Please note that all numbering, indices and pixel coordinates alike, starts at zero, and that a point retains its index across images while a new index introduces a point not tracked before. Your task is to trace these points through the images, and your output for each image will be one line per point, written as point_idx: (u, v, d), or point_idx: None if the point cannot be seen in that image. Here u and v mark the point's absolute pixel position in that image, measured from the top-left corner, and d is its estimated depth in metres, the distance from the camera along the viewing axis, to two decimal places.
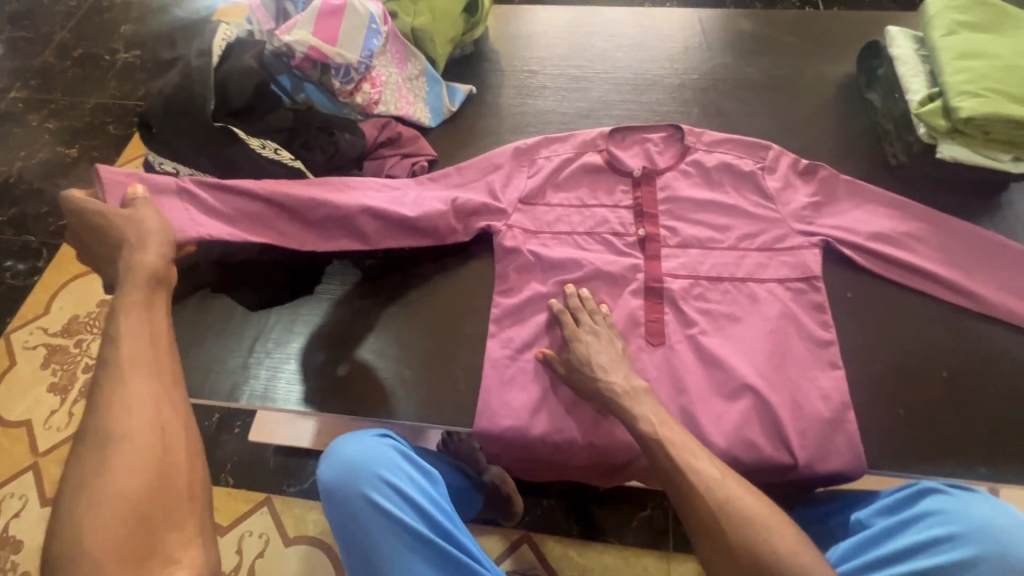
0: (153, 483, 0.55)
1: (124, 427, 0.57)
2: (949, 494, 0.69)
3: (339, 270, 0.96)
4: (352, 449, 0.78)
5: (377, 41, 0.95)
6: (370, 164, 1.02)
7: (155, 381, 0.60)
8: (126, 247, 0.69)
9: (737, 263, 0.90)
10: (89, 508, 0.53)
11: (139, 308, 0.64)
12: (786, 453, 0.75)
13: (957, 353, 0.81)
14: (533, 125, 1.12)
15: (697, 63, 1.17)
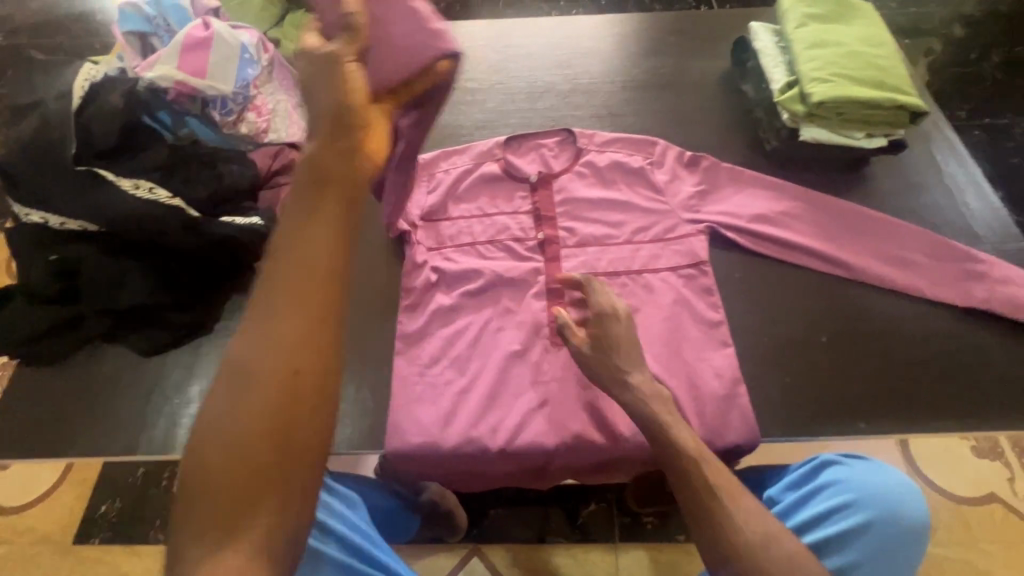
0: (260, 437, 0.48)
1: (252, 364, 0.49)
2: (845, 465, 0.77)
3: (239, 306, 0.93)
4: None
5: (252, 71, 0.97)
6: (264, 194, 1.00)
7: (288, 316, 0.50)
8: (317, 124, 0.57)
9: (632, 256, 0.93)
10: (199, 452, 0.48)
11: (309, 215, 0.53)
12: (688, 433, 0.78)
13: (834, 318, 0.87)
14: (433, 140, 1.13)
15: (587, 67, 1.22)
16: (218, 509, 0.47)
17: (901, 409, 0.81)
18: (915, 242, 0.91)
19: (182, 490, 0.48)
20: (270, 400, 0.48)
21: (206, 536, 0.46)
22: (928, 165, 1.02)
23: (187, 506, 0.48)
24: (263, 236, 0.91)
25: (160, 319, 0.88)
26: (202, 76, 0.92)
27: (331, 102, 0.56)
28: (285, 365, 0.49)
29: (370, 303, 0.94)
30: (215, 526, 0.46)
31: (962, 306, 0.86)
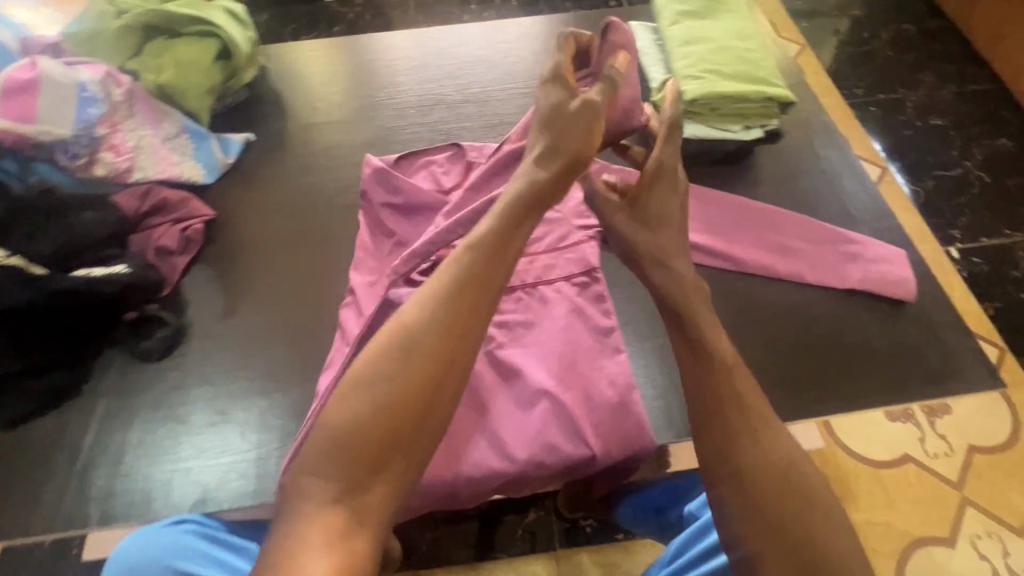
0: (408, 416, 0.61)
1: (416, 360, 0.62)
2: None
3: (110, 363, 0.86)
4: (140, 547, 0.75)
5: (92, 109, 0.91)
6: (137, 237, 0.93)
7: (463, 326, 0.64)
8: (582, 123, 0.74)
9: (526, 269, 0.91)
10: (358, 395, 0.61)
11: (526, 213, 0.71)
12: (585, 446, 0.77)
13: (724, 312, 0.88)
14: (323, 164, 1.09)
15: (479, 75, 1.20)
16: (359, 460, 0.59)
17: (791, 397, 0.82)
18: (793, 230, 0.93)
19: (331, 419, 0.61)
20: (417, 393, 0.61)
21: (331, 478, 0.59)
22: (809, 153, 1.05)
23: (337, 441, 0.60)
24: (129, 284, 0.84)
25: (15, 386, 0.81)
26: (31, 120, 0.86)
27: (583, 124, 0.74)
28: (439, 361, 0.62)
29: (257, 344, 0.89)
30: (354, 472, 0.59)
31: (840, 287, 0.89)
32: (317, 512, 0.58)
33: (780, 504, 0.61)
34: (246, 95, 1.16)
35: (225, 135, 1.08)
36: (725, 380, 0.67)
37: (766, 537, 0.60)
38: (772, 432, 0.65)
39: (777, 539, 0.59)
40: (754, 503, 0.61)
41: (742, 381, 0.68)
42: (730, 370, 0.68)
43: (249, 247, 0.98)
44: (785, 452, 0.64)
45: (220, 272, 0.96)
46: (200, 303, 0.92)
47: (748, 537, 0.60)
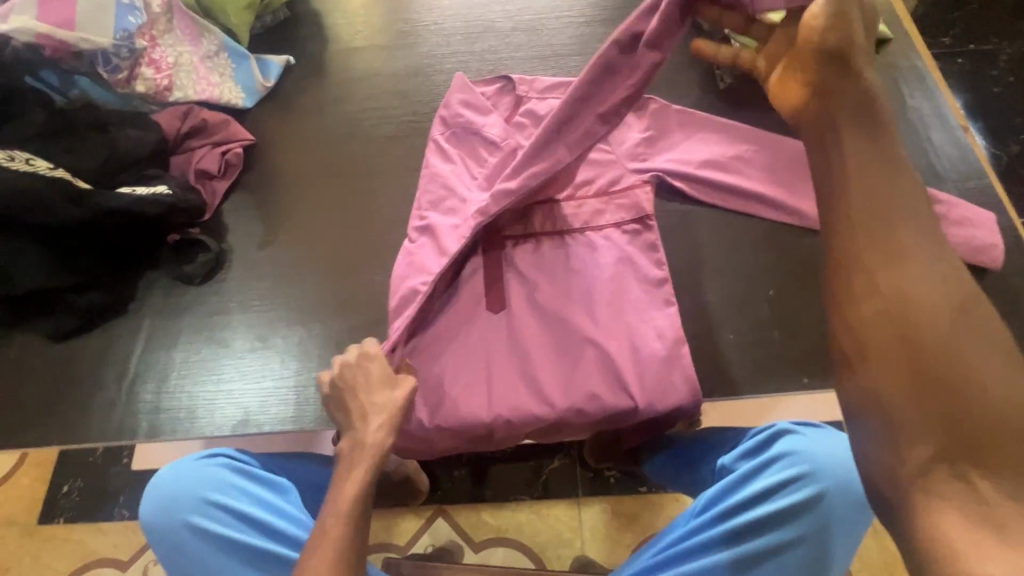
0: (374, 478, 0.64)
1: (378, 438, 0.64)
2: (801, 435, 0.75)
3: (153, 284, 0.86)
4: (171, 481, 0.78)
5: (132, 19, 0.87)
6: (177, 159, 0.92)
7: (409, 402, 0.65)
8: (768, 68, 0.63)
9: (579, 211, 0.86)
10: None
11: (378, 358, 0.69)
12: (626, 398, 0.75)
13: (783, 269, 0.83)
14: (363, 93, 1.04)
15: (531, 1, 1.10)
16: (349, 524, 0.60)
17: None
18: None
19: None
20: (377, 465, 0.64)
21: None
22: (894, 100, 0.94)
23: None
24: (172, 205, 0.83)
25: (64, 300, 0.81)
26: (71, 28, 0.83)
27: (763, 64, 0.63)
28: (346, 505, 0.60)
29: (296, 276, 0.88)
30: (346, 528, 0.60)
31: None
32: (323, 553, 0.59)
33: (930, 355, 0.48)
34: (287, 15, 1.10)
35: (264, 56, 1.03)
36: (867, 203, 0.51)
37: (909, 395, 0.48)
38: (923, 270, 0.50)
39: (922, 394, 0.47)
40: (895, 356, 0.49)
41: (886, 201, 0.51)
42: (876, 186, 0.52)
43: (288, 176, 0.96)
44: (940, 295, 0.49)
45: (260, 199, 0.94)
46: (242, 231, 0.91)
47: (885, 398, 0.48)
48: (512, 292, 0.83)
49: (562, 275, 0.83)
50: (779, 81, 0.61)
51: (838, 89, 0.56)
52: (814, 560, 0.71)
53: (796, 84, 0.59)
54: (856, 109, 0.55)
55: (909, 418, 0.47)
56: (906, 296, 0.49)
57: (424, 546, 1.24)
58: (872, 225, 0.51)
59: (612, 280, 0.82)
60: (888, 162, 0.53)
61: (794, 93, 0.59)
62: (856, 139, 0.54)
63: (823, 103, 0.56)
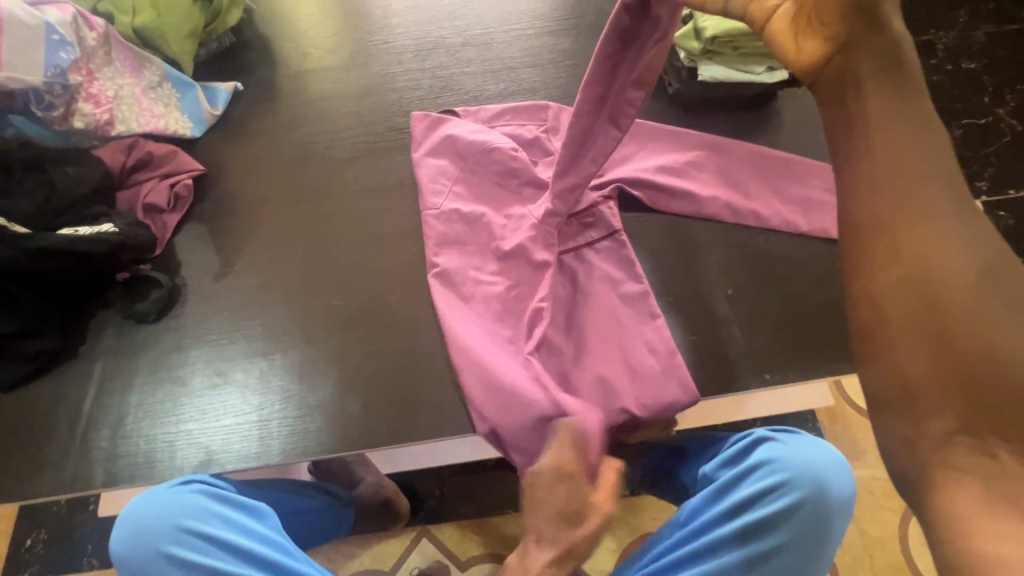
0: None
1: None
2: (780, 442, 0.75)
3: (104, 326, 0.83)
4: (147, 506, 0.74)
5: (64, 54, 0.83)
6: (123, 194, 0.89)
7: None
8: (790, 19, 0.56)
9: (552, 232, 0.84)
10: None
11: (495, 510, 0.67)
12: (625, 415, 0.76)
13: (740, 270, 0.84)
14: (318, 115, 1.03)
15: (479, 15, 1.11)
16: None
17: (811, 355, 0.79)
18: (817, 182, 0.88)
19: None
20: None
21: None
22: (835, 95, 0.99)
23: None
24: (119, 242, 0.80)
25: (7, 349, 0.77)
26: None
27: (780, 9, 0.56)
28: None
29: (256, 305, 0.86)
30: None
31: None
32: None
33: (950, 318, 0.48)
34: (232, 40, 1.09)
35: (210, 83, 1.01)
36: (892, 162, 0.51)
37: (929, 363, 0.48)
38: (947, 233, 0.49)
39: (943, 362, 0.47)
40: (916, 323, 0.48)
41: (904, 159, 0.50)
42: (900, 144, 0.51)
43: (242, 204, 0.94)
44: (965, 261, 0.49)
45: (212, 231, 0.92)
46: (195, 262, 0.89)
47: (901, 366, 0.49)
48: (486, 316, 0.80)
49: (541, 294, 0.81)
50: (790, 33, 0.56)
51: (860, 40, 0.53)
52: (796, 565, 0.71)
53: (815, 37, 0.55)
54: (880, 60, 0.53)
55: (929, 390, 0.48)
56: (927, 261, 0.49)
57: (410, 569, 1.21)
58: (894, 184, 0.50)
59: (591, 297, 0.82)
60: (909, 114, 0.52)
61: (809, 49, 0.56)
62: (880, 96, 0.53)
63: (845, 55, 0.54)
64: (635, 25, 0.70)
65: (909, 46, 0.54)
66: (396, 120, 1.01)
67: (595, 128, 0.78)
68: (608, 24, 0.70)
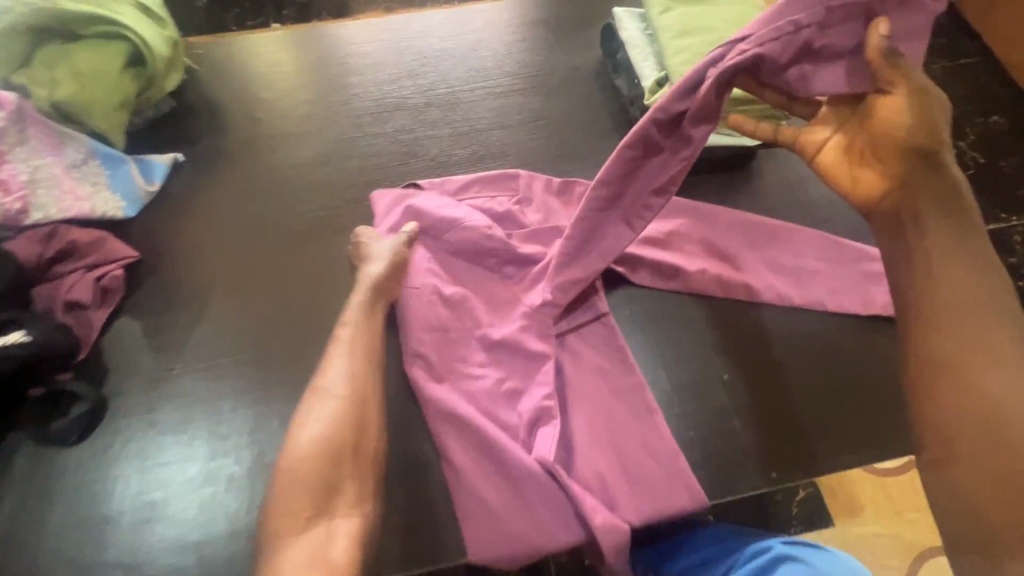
0: (325, 468, 0.64)
1: (324, 414, 0.67)
2: (806, 563, 0.69)
3: (16, 449, 0.72)
4: None
5: None
6: (41, 291, 0.77)
7: (364, 375, 0.70)
8: (846, 154, 0.58)
9: (547, 320, 0.76)
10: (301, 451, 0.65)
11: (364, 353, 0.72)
12: (625, 529, 0.65)
13: (736, 349, 0.78)
14: (268, 186, 0.93)
15: (442, 73, 1.05)
16: (307, 496, 0.63)
17: (817, 443, 0.72)
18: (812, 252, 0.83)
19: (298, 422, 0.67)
20: (328, 453, 0.65)
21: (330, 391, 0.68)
22: None
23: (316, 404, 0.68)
24: (28, 356, 0.70)
25: None
26: None
27: (832, 142, 0.58)
28: (352, 402, 0.68)
29: (198, 414, 0.75)
30: (302, 505, 0.63)
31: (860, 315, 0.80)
32: (281, 517, 0.62)
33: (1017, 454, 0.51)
34: (172, 106, 0.99)
35: (145, 156, 0.91)
36: (956, 303, 0.55)
37: (999, 495, 0.51)
38: (1012, 370, 0.53)
39: (1012, 498, 0.50)
40: (987, 455, 0.52)
41: (967, 301, 0.55)
42: (958, 282, 0.55)
43: (182, 293, 0.84)
44: None
45: (147, 326, 0.81)
46: (125, 366, 0.78)
47: (974, 495, 0.52)
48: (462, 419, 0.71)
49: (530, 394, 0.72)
50: (845, 166, 0.58)
51: (921, 181, 0.56)
52: None
53: (872, 172, 0.57)
54: (941, 202, 0.56)
55: (1001, 520, 0.51)
56: (992, 398, 0.53)
57: None
58: (959, 324, 0.55)
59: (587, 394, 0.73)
60: (972, 252, 0.56)
61: (867, 180, 0.57)
62: (939, 236, 0.56)
63: (904, 196, 0.56)
64: (661, 135, 0.67)
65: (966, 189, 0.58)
66: (356, 190, 0.93)
67: (607, 221, 0.74)
68: (636, 127, 0.67)
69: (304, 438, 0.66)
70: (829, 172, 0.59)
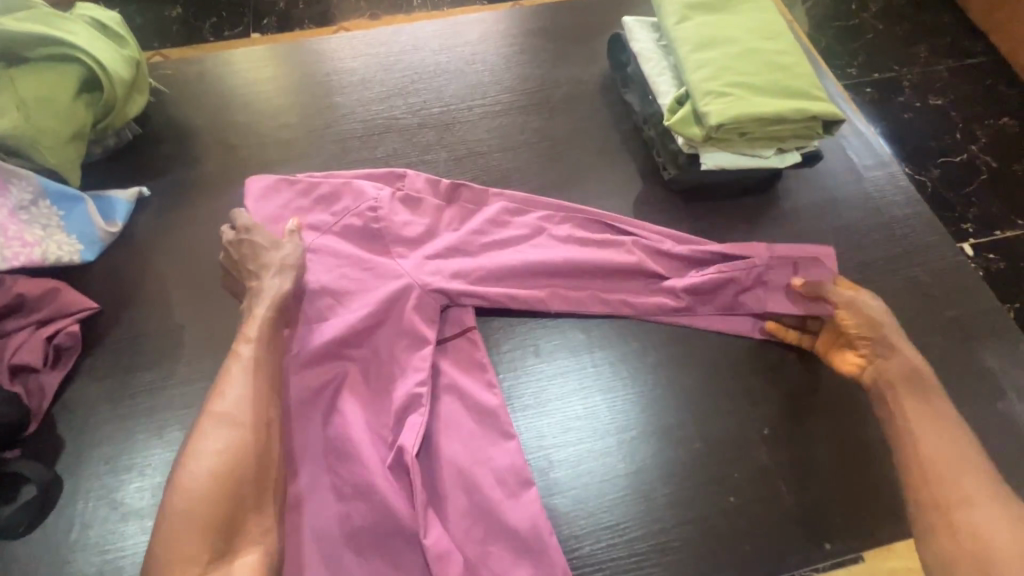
0: (224, 501, 0.54)
1: (218, 439, 0.57)
2: None
3: None
4: None
5: None
6: None
7: (264, 400, 0.61)
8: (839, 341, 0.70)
9: None
10: (180, 494, 0.54)
11: (261, 368, 0.63)
12: None
13: (774, 400, 0.70)
14: None
15: (435, 90, 0.96)
16: (204, 533, 0.53)
17: (871, 507, 0.65)
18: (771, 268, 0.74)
19: (186, 461, 0.56)
20: (227, 482, 0.55)
21: (233, 419, 0.59)
22: (844, 170, 0.88)
23: (205, 439, 0.57)
24: None
25: None
26: None
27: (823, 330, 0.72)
28: (257, 430, 0.59)
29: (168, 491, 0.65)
30: (196, 545, 0.52)
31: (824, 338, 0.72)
32: (172, 561, 0.51)
33: None
34: (136, 133, 0.90)
35: (105, 192, 0.81)
36: (941, 453, 0.56)
37: None
38: (999, 516, 0.52)
39: None
40: None
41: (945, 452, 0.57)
42: (933, 435, 0.58)
43: (148, 349, 0.74)
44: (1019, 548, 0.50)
45: (109, 387, 0.71)
46: (83, 437, 0.68)
47: None
48: (475, 495, 0.63)
49: (559, 461, 0.67)
50: (828, 352, 0.71)
51: (886, 373, 0.64)
52: None
53: (852, 360, 0.68)
54: (904, 384, 0.62)
55: None
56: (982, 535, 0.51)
57: None
58: (945, 462, 0.56)
59: (619, 457, 0.67)
60: (948, 421, 0.59)
61: (845, 365, 0.69)
62: (913, 411, 0.61)
63: (875, 378, 0.65)
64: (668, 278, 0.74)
65: (928, 373, 0.63)
66: None
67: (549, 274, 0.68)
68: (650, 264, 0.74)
69: (195, 469, 0.55)
70: (811, 374, 0.72)
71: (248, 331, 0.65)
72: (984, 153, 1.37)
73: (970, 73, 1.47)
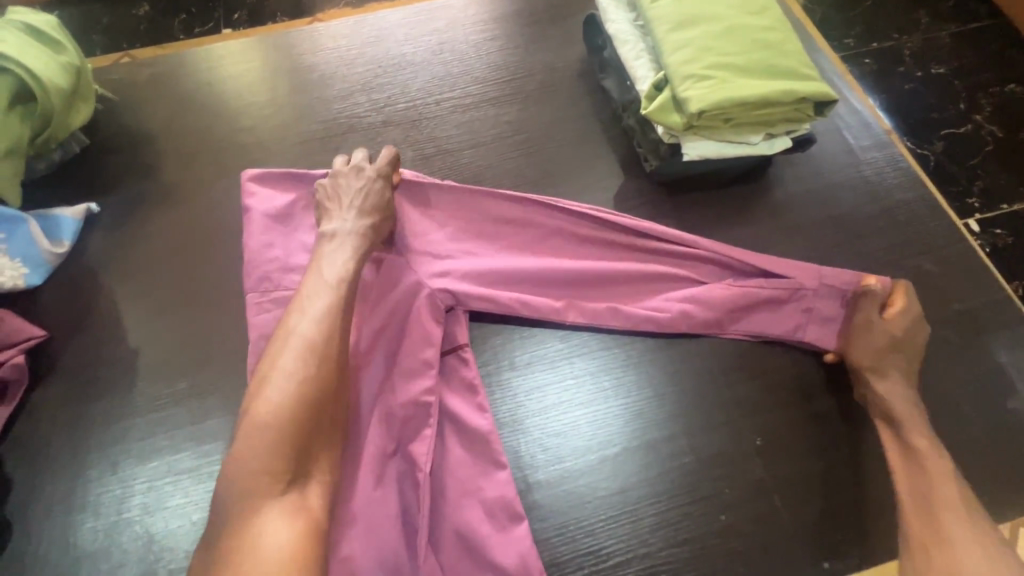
0: (300, 436, 0.52)
1: (288, 374, 0.54)
2: None
3: None
4: None
5: None
6: None
7: (341, 332, 0.59)
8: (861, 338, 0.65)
9: None
10: (272, 409, 0.52)
11: (335, 303, 0.60)
12: None
13: (768, 406, 0.66)
14: (200, 236, 0.78)
15: (402, 83, 0.90)
16: (251, 480, 0.50)
17: (873, 518, 0.61)
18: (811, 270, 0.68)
19: (265, 383, 0.54)
20: (303, 411, 0.53)
21: (308, 344, 0.56)
22: (840, 152, 0.82)
23: (277, 368, 0.55)
24: None
25: None
26: None
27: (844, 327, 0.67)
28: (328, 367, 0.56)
29: (124, 530, 0.62)
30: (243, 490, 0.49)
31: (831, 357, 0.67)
32: (229, 489, 0.50)
33: None
34: (83, 144, 0.84)
35: (50, 210, 0.76)
36: (936, 488, 0.57)
37: None
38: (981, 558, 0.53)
39: None
40: None
41: (936, 483, 0.58)
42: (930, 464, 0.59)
43: (101, 378, 0.69)
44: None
45: (59, 421, 0.67)
46: (34, 476, 0.64)
47: None
48: (449, 524, 0.59)
49: (538, 482, 0.62)
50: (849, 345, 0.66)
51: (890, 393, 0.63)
52: None
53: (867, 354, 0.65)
54: (912, 416, 0.61)
55: None
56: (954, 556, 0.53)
57: None
58: (936, 491, 0.57)
59: (601, 478, 0.63)
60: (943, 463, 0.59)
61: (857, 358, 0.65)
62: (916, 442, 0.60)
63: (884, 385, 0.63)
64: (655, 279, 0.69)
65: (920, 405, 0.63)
66: None
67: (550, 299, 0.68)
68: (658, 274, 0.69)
69: (271, 396, 0.53)
70: (807, 377, 0.67)
71: (322, 269, 0.62)
72: (990, 122, 1.29)
73: (975, 39, 1.39)
